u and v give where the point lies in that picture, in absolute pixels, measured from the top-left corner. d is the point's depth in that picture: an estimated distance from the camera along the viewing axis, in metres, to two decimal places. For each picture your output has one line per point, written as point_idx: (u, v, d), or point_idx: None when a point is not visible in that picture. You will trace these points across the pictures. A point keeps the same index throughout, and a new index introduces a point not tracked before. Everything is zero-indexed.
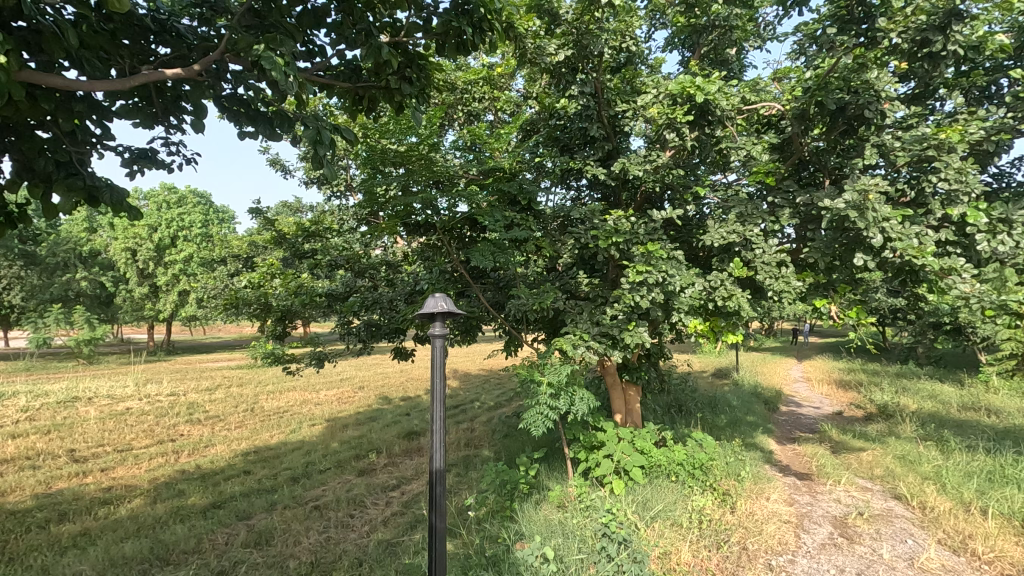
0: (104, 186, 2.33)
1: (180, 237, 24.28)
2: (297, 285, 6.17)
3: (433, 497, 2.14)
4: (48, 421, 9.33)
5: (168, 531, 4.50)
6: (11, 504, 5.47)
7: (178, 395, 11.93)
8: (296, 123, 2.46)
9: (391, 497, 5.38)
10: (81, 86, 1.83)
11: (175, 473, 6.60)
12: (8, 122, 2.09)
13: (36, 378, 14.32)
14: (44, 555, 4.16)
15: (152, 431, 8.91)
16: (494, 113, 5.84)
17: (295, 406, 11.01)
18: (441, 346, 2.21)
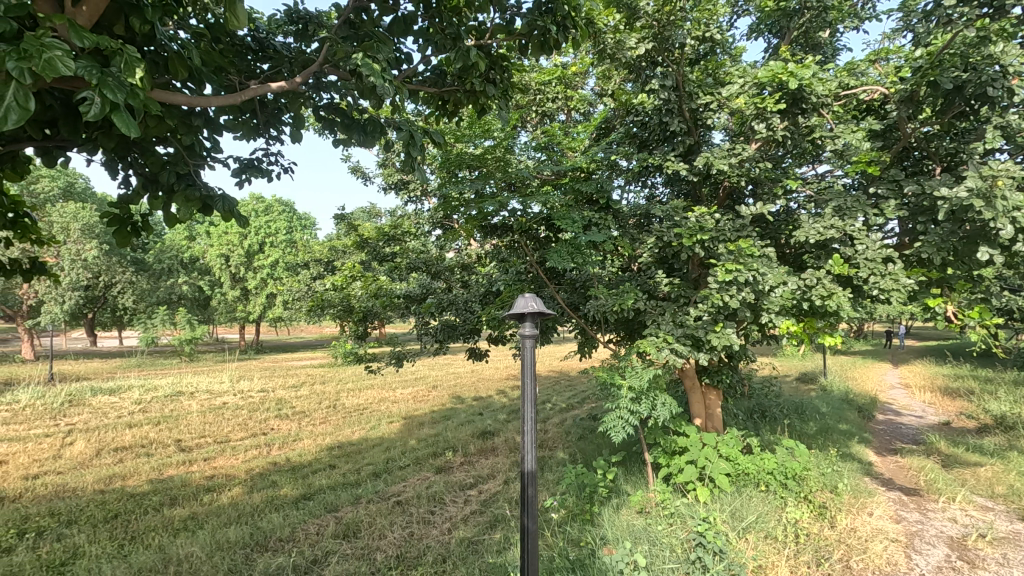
0: (216, 196, 2.48)
1: (267, 243, 25.99)
2: (377, 287, 6.44)
3: (525, 499, 2.13)
4: (158, 413, 10.23)
5: (266, 519, 4.79)
6: (131, 488, 6.03)
7: (268, 392, 12.73)
8: (387, 129, 2.55)
9: (470, 495, 5.45)
10: (200, 102, 1.98)
11: (267, 464, 7.04)
12: (136, 139, 2.30)
13: (147, 373, 15.84)
14: (160, 536, 4.54)
15: (246, 424, 9.55)
16: (567, 112, 5.81)
17: (373, 404, 11.44)
18: (532, 347, 2.19)
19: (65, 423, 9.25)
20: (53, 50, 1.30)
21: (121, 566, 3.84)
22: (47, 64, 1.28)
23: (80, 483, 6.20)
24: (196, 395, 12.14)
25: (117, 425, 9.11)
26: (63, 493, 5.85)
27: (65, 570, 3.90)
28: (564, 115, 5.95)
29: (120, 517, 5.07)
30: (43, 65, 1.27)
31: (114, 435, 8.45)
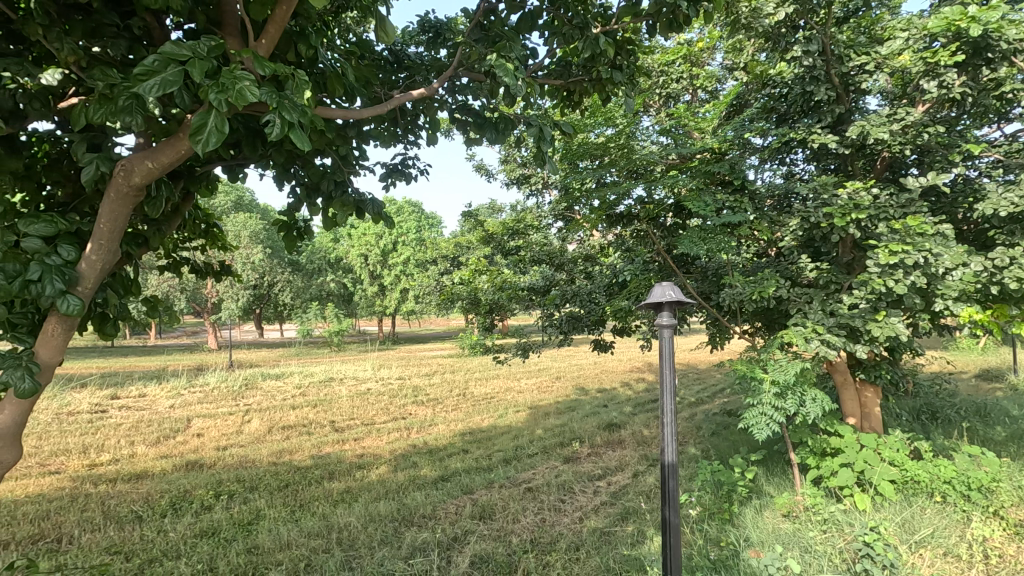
0: (367, 199, 2.73)
1: (400, 242, 27.81)
2: (501, 281, 6.74)
3: (667, 492, 2.09)
4: (315, 397, 11.53)
5: (411, 497, 5.20)
6: (297, 461, 6.87)
7: (404, 380, 13.76)
8: (518, 124, 2.60)
9: (599, 486, 5.44)
10: (355, 114, 2.17)
11: (408, 446, 7.63)
12: (301, 153, 2.59)
13: (304, 362, 17.90)
14: (323, 505, 5.12)
15: (387, 409, 10.41)
16: (693, 92, 5.52)
17: (499, 393, 11.87)
18: (670, 337, 2.13)
19: (244, 404, 10.77)
20: (241, 80, 1.50)
21: (294, 529, 4.39)
22: (237, 93, 1.49)
23: (258, 455, 7.20)
24: (344, 381, 13.50)
25: (283, 406, 10.42)
26: (247, 463, 6.84)
27: (253, 528, 4.55)
28: (690, 95, 5.65)
29: (291, 486, 5.82)
30: (234, 94, 1.48)
31: (282, 415, 9.69)
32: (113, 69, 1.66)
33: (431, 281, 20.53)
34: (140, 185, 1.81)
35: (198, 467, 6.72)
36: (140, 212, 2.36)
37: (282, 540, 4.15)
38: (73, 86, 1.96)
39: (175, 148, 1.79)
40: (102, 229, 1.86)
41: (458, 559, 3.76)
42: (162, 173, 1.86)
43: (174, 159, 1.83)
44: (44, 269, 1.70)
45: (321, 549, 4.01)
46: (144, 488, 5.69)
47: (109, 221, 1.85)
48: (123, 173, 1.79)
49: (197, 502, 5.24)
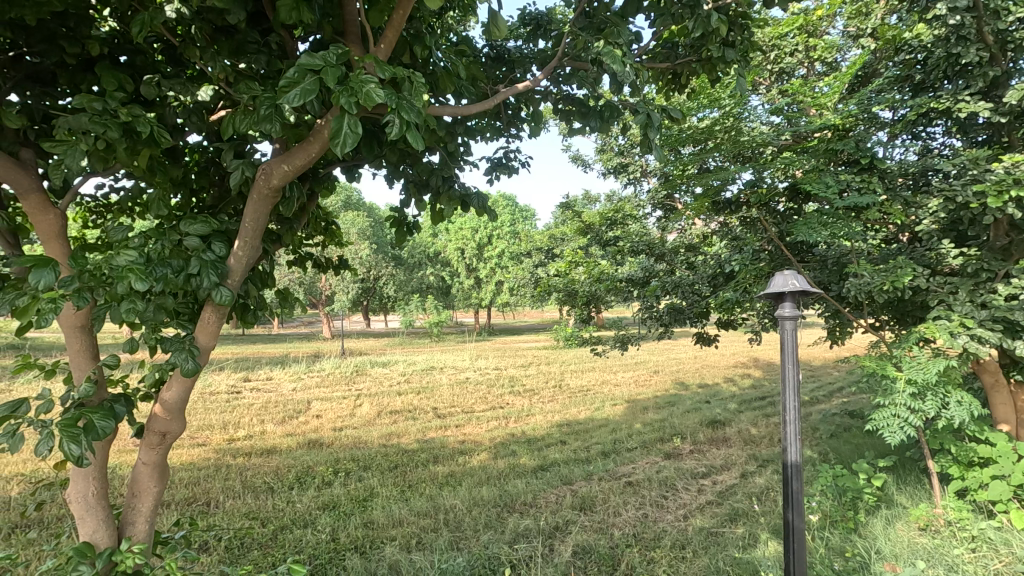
0: (472, 193, 2.80)
1: (494, 235, 28.30)
2: (599, 272, 6.68)
3: (790, 494, 2.02)
4: (418, 384, 12.15)
5: (512, 484, 5.33)
6: (405, 445, 7.28)
7: (501, 370, 14.08)
8: (623, 112, 2.54)
9: (703, 485, 5.23)
10: (464, 111, 2.24)
11: (507, 435, 7.80)
12: (412, 151, 2.72)
13: (407, 350, 18.85)
14: (430, 486, 5.39)
15: (486, 398, 10.71)
16: (810, 65, 5.10)
17: (595, 386, 11.77)
18: (792, 329, 2.02)
19: (355, 389, 11.58)
20: (367, 83, 1.60)
21: (404, 507, 4.66)
22: (366, 95, 1.59)
23: (369, 437, 7.72)
24: (445, 370, 14.07)
25: (390, 392, 11.08)
26: (360, 444, 7.35)
27: (368, 505, 4.89)
28: (805, 69, 5.23)
29: (399, 467, 6.18)
30: (362, 97, 1.59)
31: (389, 400, 10.30)
32: (256, 83, 1.85)
33: (526, 273, 20.76)
34: (278, 186, 2.01)
35: (318, 445, 7.33)
36: (275, 212, 2.60)
37: (394, 517, 4.42)
38: (221, 100, 2.20)
39: (307, 151, 1.96)
40: (247, 228, 2.09)
41: (561, 548, 3.79)
42: (296, 175, 2.05)
43: (306, 162, 2.00)
44: (201, 264, 1.94)
45: (430, 528, 4.22)
46: (274, 463, 6.31)
47: (252, 220, 2.07)
48: (264, 177, 1.99)
49: (319, 477, 5.72)
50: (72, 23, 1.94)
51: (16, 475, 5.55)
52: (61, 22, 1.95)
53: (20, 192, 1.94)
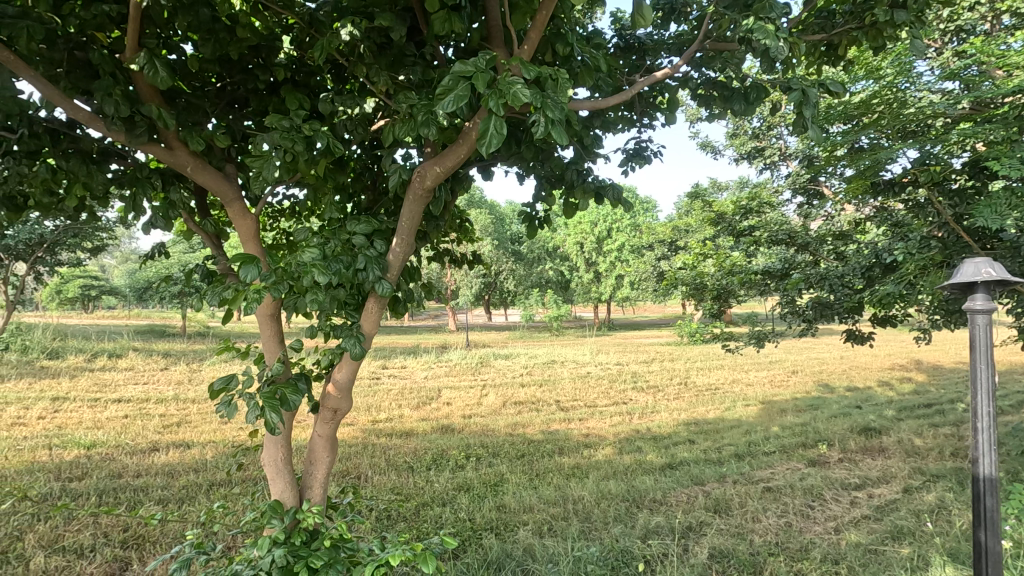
0: (607, 186, 2.78)
1: (614, 228, 27.79)
2: (731, 264, 6.34)
3: (982, 511, 1.81)
4: (540, 376, 12.40)
5: (641, 480, 5.25)
6: (530, 435, 7.48)
7: (623, 365, 13.87)
8: (772, 91, 2.38)
9: (857, 497, 4.74)
10: (601, 104, 2.25)
11: (631, 431, 7.69)
12: (547, 148, 2.78)
13: (528, 344, 19.25)
14: (557, 477, 5.48)
15: (608, 393, 10.63)
16: (996, 18, 4.38)
17: (725, 384, 11.15)
18: (986, 324, 1.78)
19: (481, 379, 12.11)
20: (515, 84, 1.68)
21: (534, 495, 4.79)
22: (512, 95, 1.67)
23: (497, 425, 8.03)
24: (565, 364, 14.19)
25: (514, 384, 11.44)
26: (488, 432, 7.68)
27: (499, 489, 5.10)
28: (989, 24, 4.51)
29: (527, 456, 6.36)
30: (510, 97, 1.67)
31: (513, 392, 10.64)
32: (412, 92, 2.02)
33: (648, 267, 20.20)
34: (430, 187, 2.18)
35: (451, 431, 7.78)
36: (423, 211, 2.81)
37: (524, 503, 4.58)
38: (380, 111, 2.43)
39: (457, 153, 2.10)
40: (404, 227, 2.29)
41: (696, 548, 3.66)
42: (445, 176, 2.21)
43: (455, 163, 2.15)
44: (367, 260, 2.16)
45: (560, 517, 4.30)
46: (413, 444, 6.82)
47: (408, 219, 2.27)
48: (419, 179, 2.18)
49: (453, 460, 6.09)
50: (263, 54, 2.27)
51: (210, 441, 6.58)
52: (255, 53, 2.28)
53: (226, 201, 2.31)
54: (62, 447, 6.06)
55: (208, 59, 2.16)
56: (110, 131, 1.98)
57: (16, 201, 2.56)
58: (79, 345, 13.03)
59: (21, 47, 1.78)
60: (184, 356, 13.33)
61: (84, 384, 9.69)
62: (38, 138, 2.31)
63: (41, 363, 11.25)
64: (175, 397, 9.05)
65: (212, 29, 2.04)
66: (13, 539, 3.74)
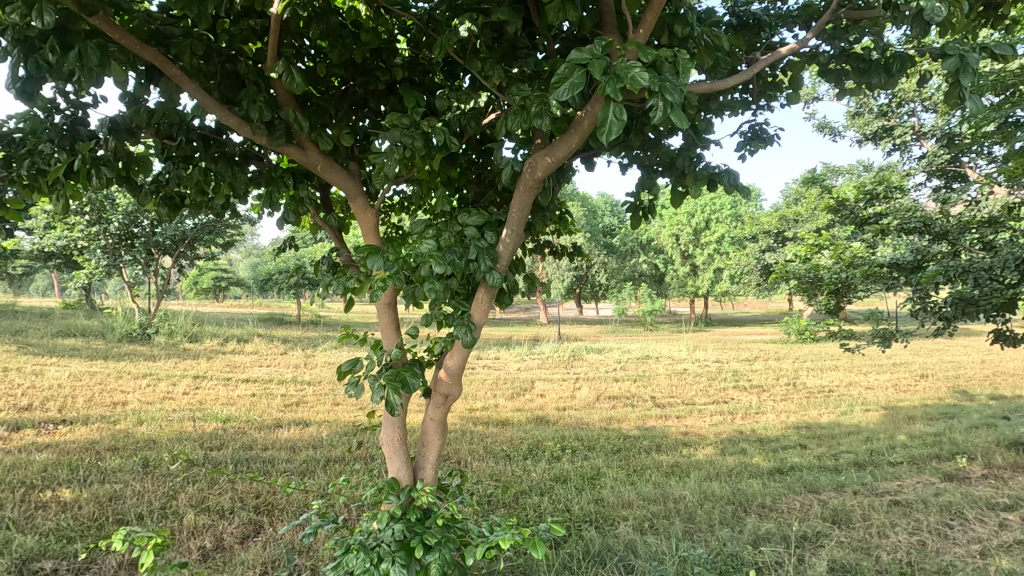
0: (721, 172, 2.63)
1: (713, 219, 26.46)
2: (852, 255, 5.81)
3: None
4: (634, 371, 12.15)
5: (747, 483, 4.99)
6: (626, 430, 7.35)
7: (723, 362, 13.22)
8: (919, 60, 2.14)
9: (1007, 519, 4.18)
10: (720, 85, 2.14)
11: (734, 432, 7.32)
12: (655, 134, 2.69)
13: (620, 339, 18.91)
14: (656, 474, 5.35)
15: (708, 391, 10.17)
16: None
17: (841, 387, 10.27)
18: None
19: (573, 373, 12.08)
20: (633, 68, 1.63)
21: (633, 491, 4.71)
22: (631, 80, 1.62)
23: (591, 419, 7.98)
24: (661, 360, 13.78)
25: (608, 378, 11.30)
26: (582, 425, 7.66)
27: (597, 483, 5.07)
28: None
29: (623, 451, 6.27)
30: (628, 82, 1.62)
31: (607, 386, 10.51)
32: (525, 84, 2.04)
33: (751, 260, 19.05)
34: (541, 177, 2.19)
35: (545, 422, 7.84)
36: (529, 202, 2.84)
37: (623, 498, 4.51)
38: (491, 105, 2.47)
39: (568, 143, 2.10)
40: (514, 217, 2.33)
41: (814, 560, 3.41)
42: (556, 165, 2.21)
43: (566, 152, 2.14)
44: (479, 250, 2.22)
45: (661, 515, 4.19)
46: (509, 433, 6.96)
47: (518, 210, 2.31)
48: (530, 170, 2.20)
49: (549, 451, 6.14)
50: (383, 56, 2.40)
51: (325, 421, 7.13)
52: (376, 56, 2.42)
53: (350, 196, 2.47)
54: (204, 420, 6.84)
55: (335, 63, 2.32)
56: (255, 135, 2.18)
57: (175, 201, 2.91)
58: (213, 330, 14.62)
59: (185, 62, 2.01)
60: (300, 342, 14.54)
61: (218, 365, 10.86)
62: (193, 144, 2.60)
63: (184, 345, 12.75)
64: (293, 379, 9.89)
65: (340, 36, 2.19)
66: (169, 497, 4.29)
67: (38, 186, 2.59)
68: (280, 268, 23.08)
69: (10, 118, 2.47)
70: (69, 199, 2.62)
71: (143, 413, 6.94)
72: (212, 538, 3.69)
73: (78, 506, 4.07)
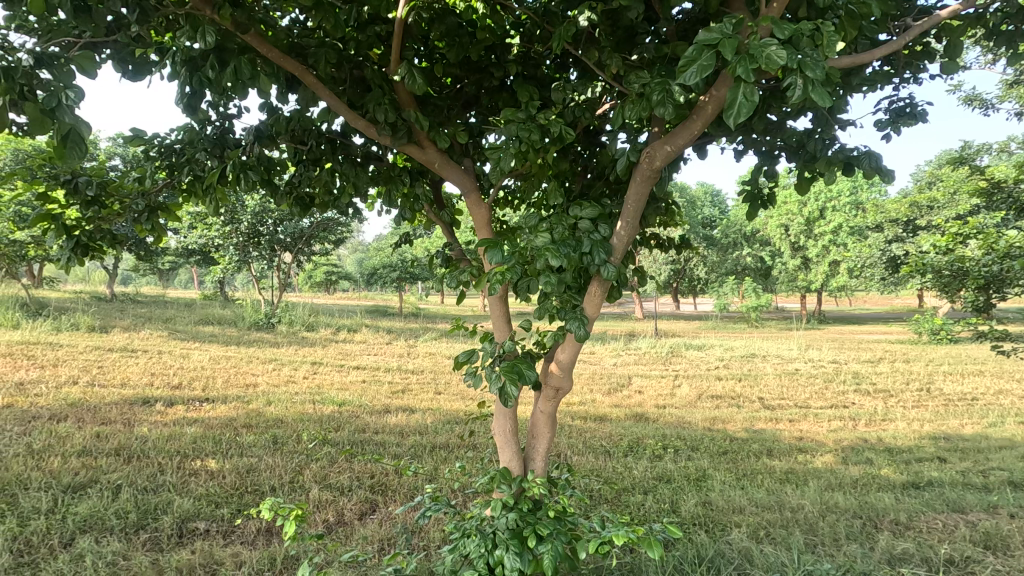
0: (860, 154, 2.39)
1: (829, 207, 24.30)
2: (1008, 245, 5.08)
3: None
4: (739, 370, 11.51)
5: (876, 496, 4.54)
6: (733, 431, 6.99)
7: (842, 363, 12.14)
8: None
9: None
10: (865, 57, 1.94)
11: (857, 439, 6.70)
12: (780, 115, 2.50)
13: (722, 336, 18.00)
14: (768, 480, 5.03)
15: (824, 394, 9.40)
16: None
17: (989, 395, 9.03)
18: None
19: (672, 369, 11.67)
20: (768, 46, 1.52)
21: (744, 496, 4.46)
22: (767, 59, 1.51)
23: (694, 418, 7.67)
24: (769, 358, 12.94)
25: (710, 376, 10.81)
26: (684, 424, 7.38)
27: (703, 485, 4.87)
28: None
29: (730, 454, 5.96)
30: (763, 62, 1.51)
31: (709, 384, 10.06)
32: (644, 71, 1.97)
33: (874, 251, 17.29)
34: (660, 167, 2.13)
35: (645, 419, 7.65)
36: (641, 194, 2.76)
37: (733, 503, 4.29)
38: (604, 94, 2.43)
39: (690, 130, 2.01)
40: (630, 209, 2.27)
41: None
42: (676, 155, 2.13)
43: (687, 140, 2.06)
44: (593, 243, 2.19)
45: (778, 525, 3.93)
46: (607, 429, 6.87)
47: (634, 202, 2.25)
48: (648, 160, 2.14)
49: (651, 449, 5.98)
50: (497, 53, 2.44)
51: (429, 408, 7.45)
52: (490, 53, 2.46)
53: (465, 192, 2.54)
54: (322, 403, 7.42)
55: (452, 62, 2.39)
56: (380, 136, 2.31)
57: (305, 201, 3.17)
58: (327, 320, 15.79)
59: (320, 71, 2.17)
60: (403, 333, 15.32)
61: (332, 352, 11.72)
62: (322, 147, 2.80)
63: (303, 334, 13.89)
64: (398, 367, 10.45)
65: (457, 36, 2.25)
66: (296, 473, 4.69)
67: (194, 191, 2.92)
68: (385, 263, 24.42)
69: (172, 131, 2.81)
70: (219, 201, 2.94)
71: (272, 395, 7.66)
72: (334, 513, 3.99)
73: (223, 475, 4.57)
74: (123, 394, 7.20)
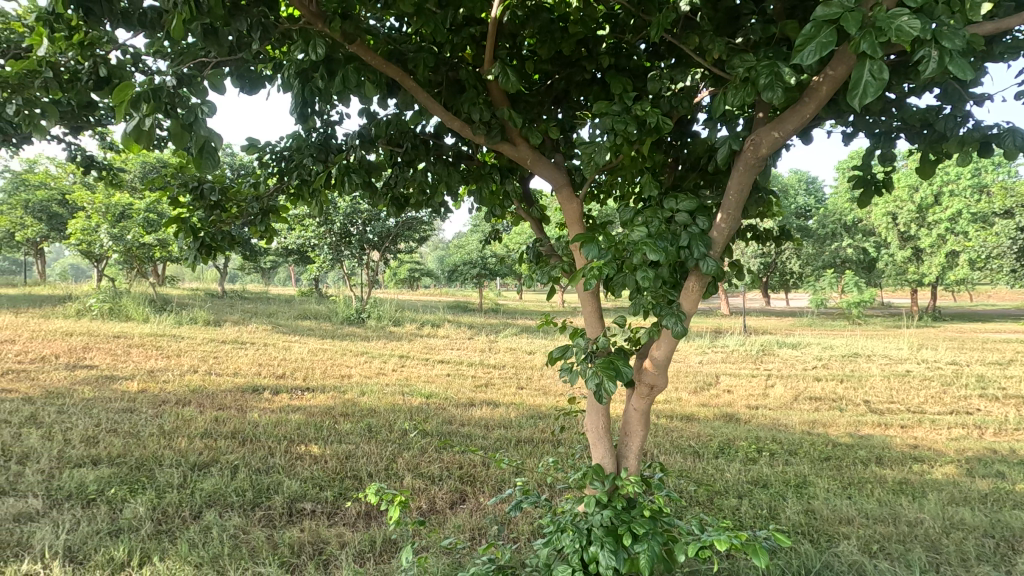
0: (999, 131, 2.14)
1: (946, 192, 21.93)
2: None
3: None
4: (840, 370, 10.70)
5: (1011, 514, 4.06)
6: (835, 436, 6.51)
7: (963, 365, 10.94)
8: None
9: None
10: (1013, 21, 1.72)
11: (985, 450, 6.01)
12: (901, 92, 2.29)
13: (818, 333, 16.83)
14: (878, 490, 4.64)
15: (942, 398, 8.52)
16: None
17: None
18: None
19: (763, 368, 11.07)
20: (900, 16, 1.38)
21: (852, 506, 4.14)
22: (897, 31, 1.37)
23: (790, 421, 7.23)
24: (874, 358, 11.92)
25: (807, 376, 10.13)
26: (780, 426, 6.98)
27: (803, 491, 4.57)
28: None
29: (833, 460, 5.56)
30: (893, 34, 1.38)
31: (806, 385, 9.43)
32: (749, 54, 1.88)
33: (1003, 240, 15.40)
34: (765, 155, 2.02)
35: (736, 420, 7.31)
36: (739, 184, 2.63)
37: (840, 513, 4.00)
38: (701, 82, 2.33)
39: (801, 113, 1.89)
40: (731, 201, 2.17)
41: None
42: (784, 141, 2.01)
43: (797, 125, 1.94)
44: (692, 237, 2.11)
45: (893, 539, 3.62)
46: (696, 429, 6.63)
47: (736, 192, 2.15)
48: (752, 148, 2.04)
49: (743, 451, 5.71)
50: (589, 46, 2.42)
51: (511, 403, 7.55)
52: (582, 46, 2.45)
53: (557, 187, 2.53)
54: (411, 395, 7.73)
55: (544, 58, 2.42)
56: (474, 135, 2.36)
57: (400, 201, 3.30)
58: (412, 315, 16.42)
59: (419, 75, 2.24)
60: (484, 329, 15.60)
61: (418, 346, 12.17)
62: (417, 149, 2.91)
63: (390, 328, 14.54)
64: (480, 362, 10.67)
65: (549, 31, 2.28)
66: (390, 460, 4.92)
67: (301, 194, 3.13)
68: (465, 259, 24.96)
69: (282, 139, 3.03)
70: (323, 204, 3.13)
71: (365, 386, 8.08)
72: (427, 501, 4.15)
73: (325, 460, 4.89)
74: (236, 383, 7.89)
